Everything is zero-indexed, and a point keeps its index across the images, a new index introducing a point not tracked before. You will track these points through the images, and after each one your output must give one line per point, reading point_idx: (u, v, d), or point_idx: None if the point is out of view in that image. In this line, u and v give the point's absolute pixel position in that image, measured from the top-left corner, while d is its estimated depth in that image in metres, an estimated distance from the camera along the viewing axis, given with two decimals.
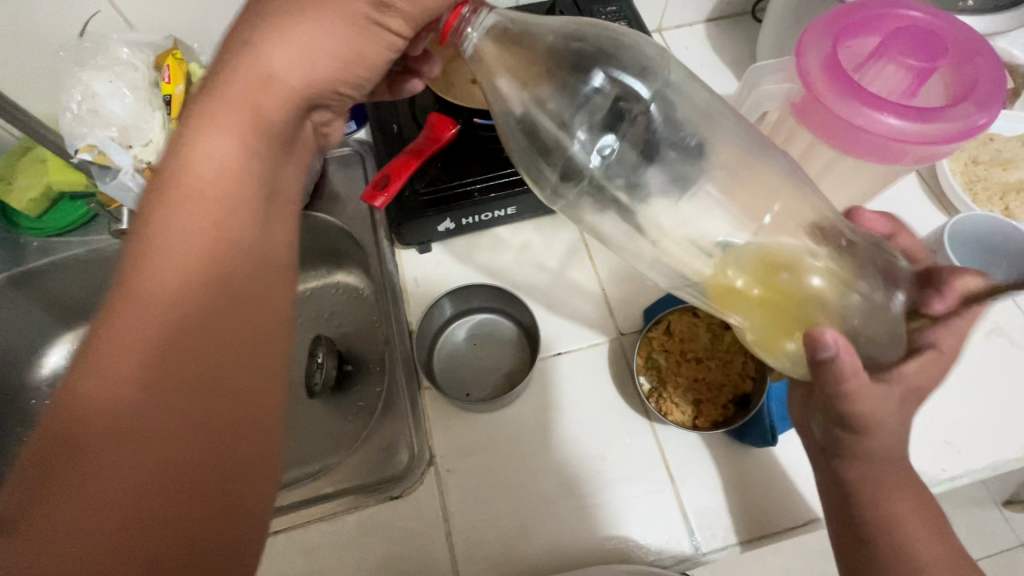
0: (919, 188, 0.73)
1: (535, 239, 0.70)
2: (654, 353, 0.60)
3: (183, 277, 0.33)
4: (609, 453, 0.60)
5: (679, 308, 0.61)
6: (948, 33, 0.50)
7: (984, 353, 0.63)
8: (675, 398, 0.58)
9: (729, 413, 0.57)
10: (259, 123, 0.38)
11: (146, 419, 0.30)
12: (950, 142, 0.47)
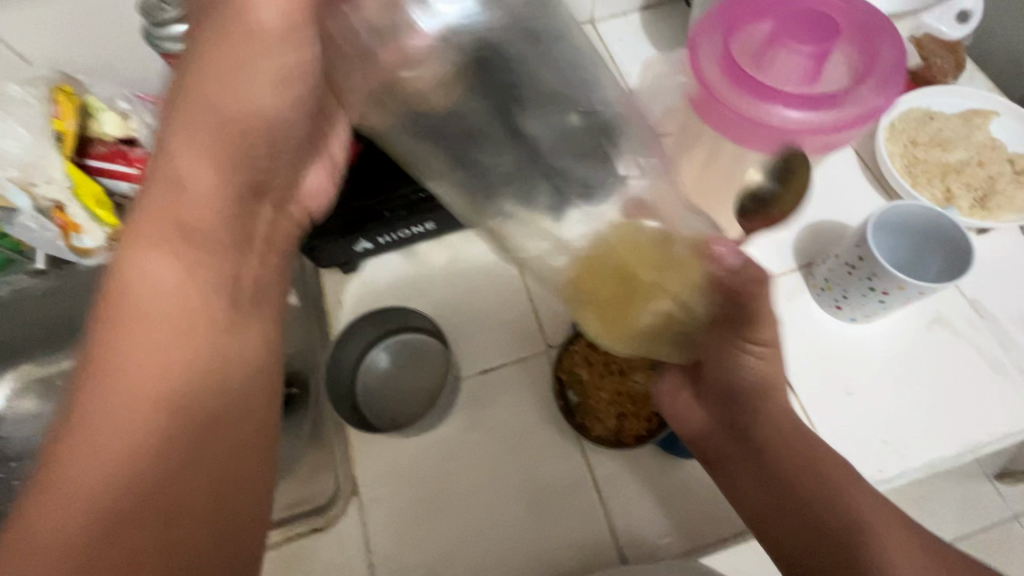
0: (860, 174, 0.70)
1: (461, 251, 0.68)
2: (577, 367, 0.58)
3: (165, 373, 0.34)
4: (536, 472, 0.58)
5: None
6: (845, 12, 0.48)
7: (926, 345, 0.61)
8: (597, 413, 0.56)
9: (652, 426, 0.55)
10: (224, 164, 0.39)
11: (150, 468, 0.33)
12: (856, 125, 0.46)
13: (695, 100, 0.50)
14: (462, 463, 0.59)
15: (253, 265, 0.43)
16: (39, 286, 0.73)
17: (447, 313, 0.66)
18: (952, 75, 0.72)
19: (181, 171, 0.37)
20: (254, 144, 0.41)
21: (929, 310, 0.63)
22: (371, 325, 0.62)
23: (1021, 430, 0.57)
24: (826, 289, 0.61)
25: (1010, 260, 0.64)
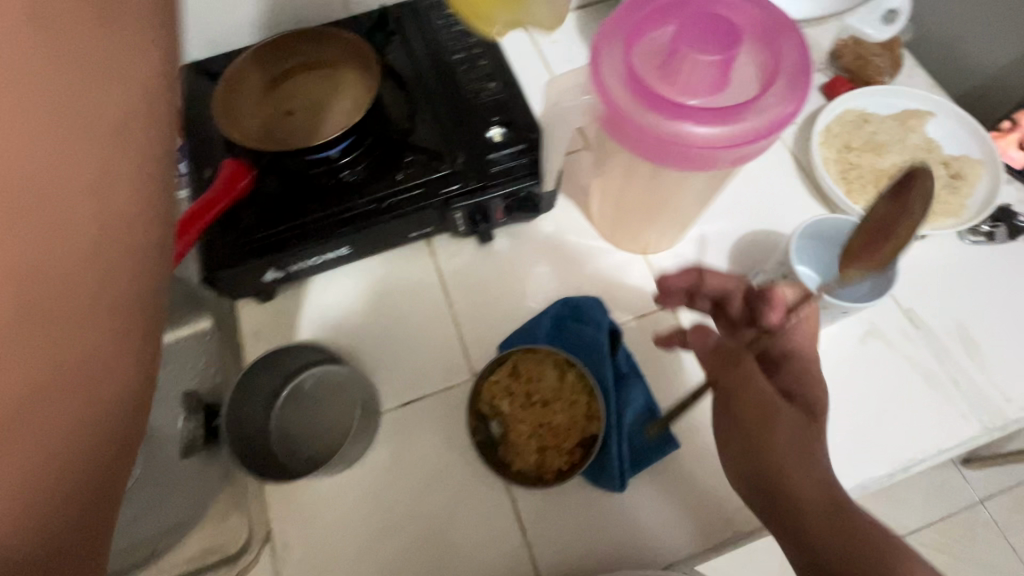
0: (797, 181, 0.68)
1: (384, 275, 0.65)
2: (498, 399, 0.55)
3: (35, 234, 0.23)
4: (460, 509, 0.56)
5: (523, 346, 0.56)
6: (745, 14, 0.45)
7: (861, 359, 0.59)
8: (519, 448, 0.53)
9: (575, 460, 0.53)
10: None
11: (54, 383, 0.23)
12: (770, 136, 0.42)
13: (606, 119, 0.46)
14: (383, 502, 0.56)
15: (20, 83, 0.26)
16: None
17: (369, 342, 0.63)
18: (888, 74, 0.70)
19: None
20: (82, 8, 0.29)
21: (863, 322, 0.61)
22: (270, 367, 0.57)
23: (953, 445, 0.56)
24: None
25: (944, 266, 0.63)
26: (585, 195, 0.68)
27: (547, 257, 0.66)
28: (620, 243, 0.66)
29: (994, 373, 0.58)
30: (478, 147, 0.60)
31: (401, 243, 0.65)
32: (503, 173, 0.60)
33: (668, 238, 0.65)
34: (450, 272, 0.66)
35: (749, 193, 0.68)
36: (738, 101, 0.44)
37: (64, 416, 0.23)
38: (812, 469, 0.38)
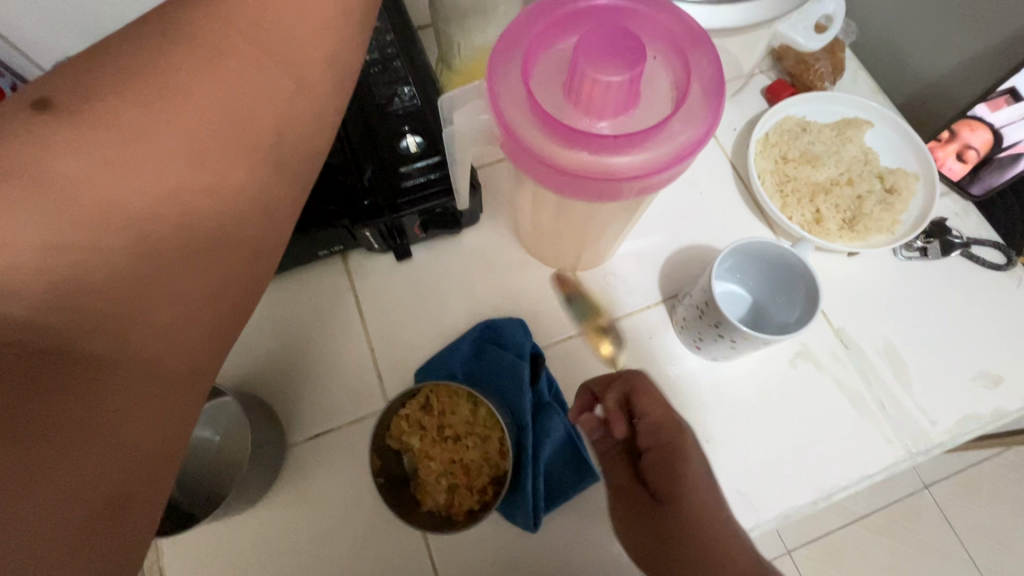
0: (731, 192, 0.65)
1: (293, 296, 0.61)
2: (404, 436, 0.51)
3: (195, 205, 0.30)
4: (369, 546, 0.53)
5: (434, 380, 0.52)
6: (657, 27, 0.42)
7: (790, 382, 0.58)
8: (427, 488, 0.50)
9: (485, 499, 0.50)
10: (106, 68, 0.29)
11: (189, 330, 0.30)
12: (675, 163, 0.39)
13: (504, 142, 0.42)
14: (289, 544, 0.53)
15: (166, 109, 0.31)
16: None
17: (276, 369, 0.58)
18: (829, 80, 0.67)
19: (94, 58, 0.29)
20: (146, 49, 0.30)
21: (794, 343, 0.59)
22: None
23: (876, 471, 0.55)
24: (684, 328, 0.57)
25: (879, 284, 0.61)
26: (511, 210, 0.64)
27: (469, 275, 0.62)
28: (548, 259, 0.63)
29: (920, 396, 0.57)
30: (388, 161, 0.55)
31: (309, 261, 0.60)
32: (415, 189, 0.55)
33: (597, 256, 0.62)
34: (366, 293, 0.62)
35: (682, 206, 0.65)
36: (644, 124, 0.40)
37: (184, 358, 0.30)
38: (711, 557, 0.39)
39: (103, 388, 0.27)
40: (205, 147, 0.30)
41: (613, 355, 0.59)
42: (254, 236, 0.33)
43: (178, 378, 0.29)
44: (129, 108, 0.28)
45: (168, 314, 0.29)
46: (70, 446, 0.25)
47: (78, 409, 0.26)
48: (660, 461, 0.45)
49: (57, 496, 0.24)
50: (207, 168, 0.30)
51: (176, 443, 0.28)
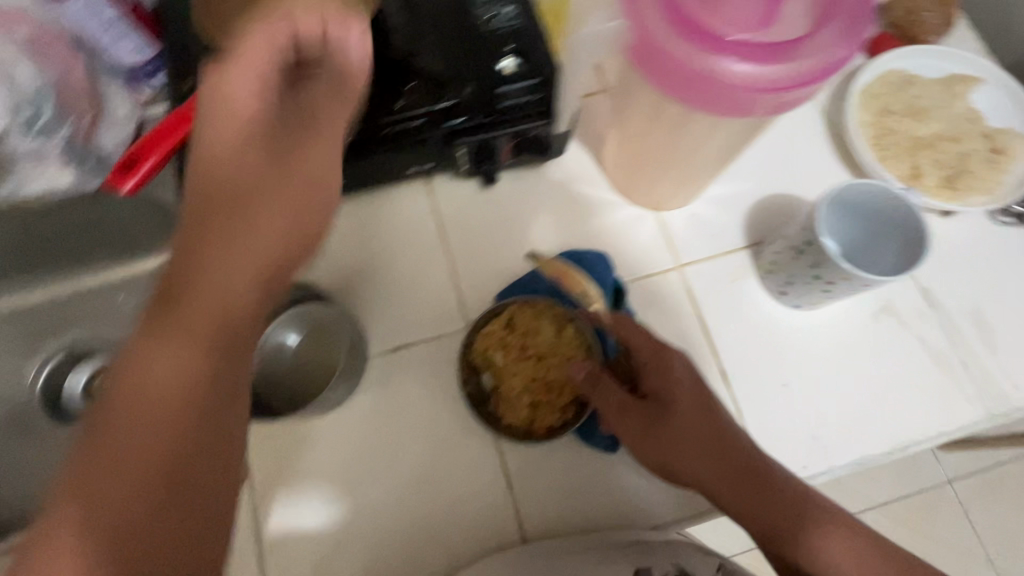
0: (824, 142, 0.64)
1: (376, 212, 0.61)
2: (488, 351, 0.52)
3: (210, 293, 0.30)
4: (445, 456, 0.54)
5: (521, 299, 0.53)
6: None
7: (869, 335, 0.57)
8: (509, 403, 0.51)
9: (569, 417, 0.51)
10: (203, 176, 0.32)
11: (196, 420, 0.28)
12: (815, 81, 0.38)
13: (634, 50, 0.41)
14: (368, 450, 0.55)
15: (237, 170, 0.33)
16: None
17: (358, 281, 0.59)
18: (938, 33, 0.65)
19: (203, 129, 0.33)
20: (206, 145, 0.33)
21: (877, 298, 0.58)
22: None
23: (952, 429, 0.55)
24: (771, 272, 0.56)
25: (971, 246, 0.60)
26: (598, 145, 0.63)
27: (551, 205, 0.62)
28: (633, 196, 0.62)
29: (1005, 359, 0.56)
30: (487, 79, 0.55)
31: (394, 178, 0.60)
32: (513, 110, 0.55)
33: (682, 195, 0.61)
34: (449, 215, 0.62)
35: (771, 154, 0.63)
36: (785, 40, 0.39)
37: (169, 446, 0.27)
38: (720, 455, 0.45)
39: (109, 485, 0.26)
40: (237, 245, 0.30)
41: (692, 295, 0.59)
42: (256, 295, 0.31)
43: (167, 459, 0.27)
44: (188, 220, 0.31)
45: (176, 397, 0.28)
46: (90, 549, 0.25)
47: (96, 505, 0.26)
48: (652, 381, 0.48)
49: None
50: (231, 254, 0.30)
51: (190, 531, 0.27)
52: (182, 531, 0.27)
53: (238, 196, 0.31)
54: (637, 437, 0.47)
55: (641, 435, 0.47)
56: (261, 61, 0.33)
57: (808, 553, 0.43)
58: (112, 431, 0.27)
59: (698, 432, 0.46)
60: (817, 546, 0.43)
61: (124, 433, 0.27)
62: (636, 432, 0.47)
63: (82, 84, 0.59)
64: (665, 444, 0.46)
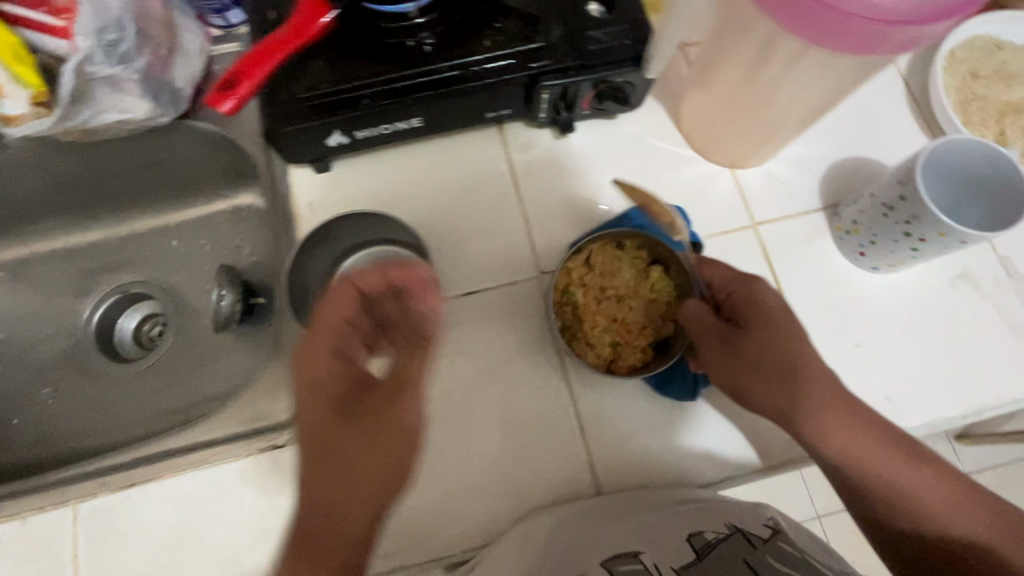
0: (906, 107, 0.63)
1: (450, 158, 0.61)
2: (568, 287, 0.52)
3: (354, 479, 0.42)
4: (519, 401, 0.55)
5: (601, 237, 0.53)
6: None
7: (945, 301, 0.57)
8: (590, 340, 0.51)
9: (649, 359, 0.51)
10: (314, 385, 0.45)
11: (354, 506, 0.42)
12: (936, 22, 0.38)
13: None
14: (439, 391, 0.55)
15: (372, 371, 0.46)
16: None
17: (432, 226, 0.59)
18: None
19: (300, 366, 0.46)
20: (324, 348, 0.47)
21: (955, 264, 0.58)
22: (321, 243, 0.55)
23: None
24: (850, 232, 0.56)
25: None
26: (675, 101, 0.63)
27: (627, 158, 0.61)
28: (709, 153, 0.61)
29: None
30: (575, 20, 0.54)
31: (471, 123, 0.60)
32: (600, 54, 0.54)
33: (761, 154, 0.60)
34: (522, 165, 0.61)
35: (853, 117, 0.62)
36: None
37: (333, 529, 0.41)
38: (812, 384, 0.45)
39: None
40: (366, 480, 0.43)
41: (767, 252, 0.59)
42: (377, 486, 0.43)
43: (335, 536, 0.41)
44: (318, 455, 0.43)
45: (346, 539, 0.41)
46: None
47: None
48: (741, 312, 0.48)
49: None
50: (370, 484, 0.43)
51: None
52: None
53: (365, 443, 0.43)
54: (715, 360, 0.48)
55: (720, 359, 0.47)
56: (344, 293, 0.48)
57: (880, 482, 0.44)
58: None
59: (782, 356, 0.46)
60: (892, 477, 0.44)
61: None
62: (715, 355, 0.48)
63: (161, 13, 0.58)
64: (744, 366, 0.46)
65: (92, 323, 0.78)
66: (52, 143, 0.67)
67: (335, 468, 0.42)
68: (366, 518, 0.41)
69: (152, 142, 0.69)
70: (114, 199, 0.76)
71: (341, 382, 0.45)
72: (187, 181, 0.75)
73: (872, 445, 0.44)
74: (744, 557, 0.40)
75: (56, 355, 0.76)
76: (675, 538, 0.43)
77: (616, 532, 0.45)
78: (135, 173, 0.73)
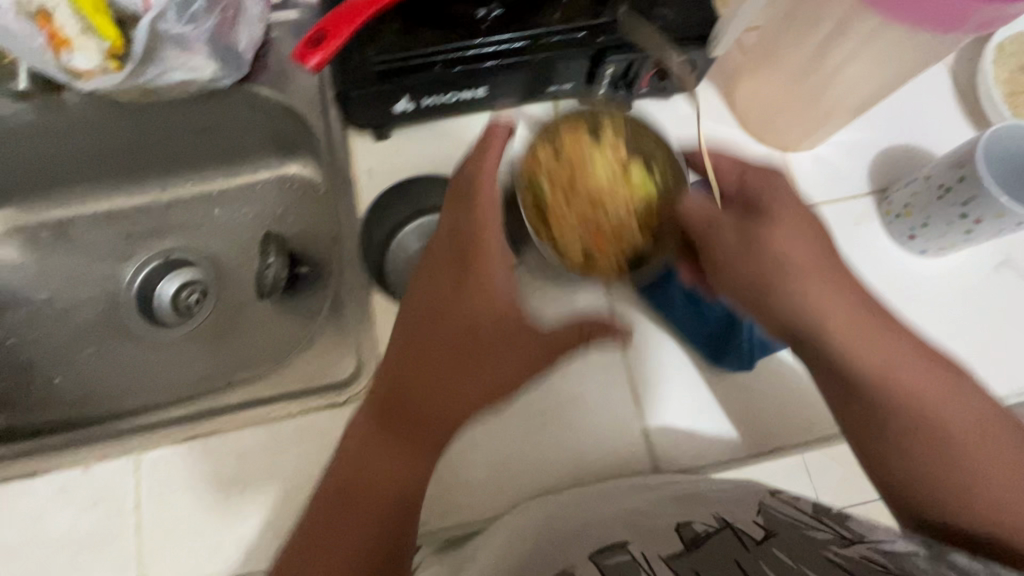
0: (952, 97, 0.64)
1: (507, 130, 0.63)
2: (540, 181, 0.53)
3: (429, 352, 0.49)
4: (582, 369, 0.61)
5: (574, 128, 0.54)
6: None
7: (989, 286, 0.58)
8: (561, 237, 0.52)
9: (624, 263, 0.53)
10: (438, 259, 0.50)
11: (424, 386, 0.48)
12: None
13: None
14: None
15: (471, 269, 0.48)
16: (27, 115, 0.64)
17: None
18: None
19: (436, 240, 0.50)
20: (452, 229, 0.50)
21: (999, 251, 0.59)
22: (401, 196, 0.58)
23: None
24: (901, 215, 0.57)
25: None
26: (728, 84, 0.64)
27: (680, 137, 0.63)
28: (761, 135, 0.62)
29: None
30: None
31: (532, 95, 0.61)
32: (667, 30, 0.55)
33: (812, 138, 0.61)
34: None
35: (902, 105, 0.64)
36: None
37: (415, 396, 0.48)
38: (832, 297, 0.47)
39: (368, 446, 0.48)
40: (448, 360, 0.48)
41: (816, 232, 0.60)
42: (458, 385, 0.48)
43: (399, 402, 0.48)
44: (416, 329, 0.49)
45: (417, 413, 0.48)
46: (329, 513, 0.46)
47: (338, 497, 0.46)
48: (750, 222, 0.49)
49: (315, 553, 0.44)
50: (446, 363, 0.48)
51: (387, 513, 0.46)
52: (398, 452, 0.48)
53: (451, 326, 0.48)
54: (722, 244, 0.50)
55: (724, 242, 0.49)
56: (494, 243, 0.49)
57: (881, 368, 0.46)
58: (330, 539, 0.44)
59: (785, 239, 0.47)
60: (899, 383, 0.45)
61: (373, 435, 0.48)
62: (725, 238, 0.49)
63: None
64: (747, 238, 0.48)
65: (133, 286, 0.78)
66: (104, 99, 0.65)
67: (426, 338, 0.49)
68: (439, 397, 0.48)
69: (206, 107, 0.67)
70: (160, 164, 0.76)
71: (475, 321, 0.48)
72: (235, 149, 0.75)
73: (884, 363, 0.45)
74: (733, 557, 0.36)
75: (96, 316, 0.76)
76: (663, 531, 0.42)
77: (605, 521, 0.45)
78: (183, 138, 0.72)
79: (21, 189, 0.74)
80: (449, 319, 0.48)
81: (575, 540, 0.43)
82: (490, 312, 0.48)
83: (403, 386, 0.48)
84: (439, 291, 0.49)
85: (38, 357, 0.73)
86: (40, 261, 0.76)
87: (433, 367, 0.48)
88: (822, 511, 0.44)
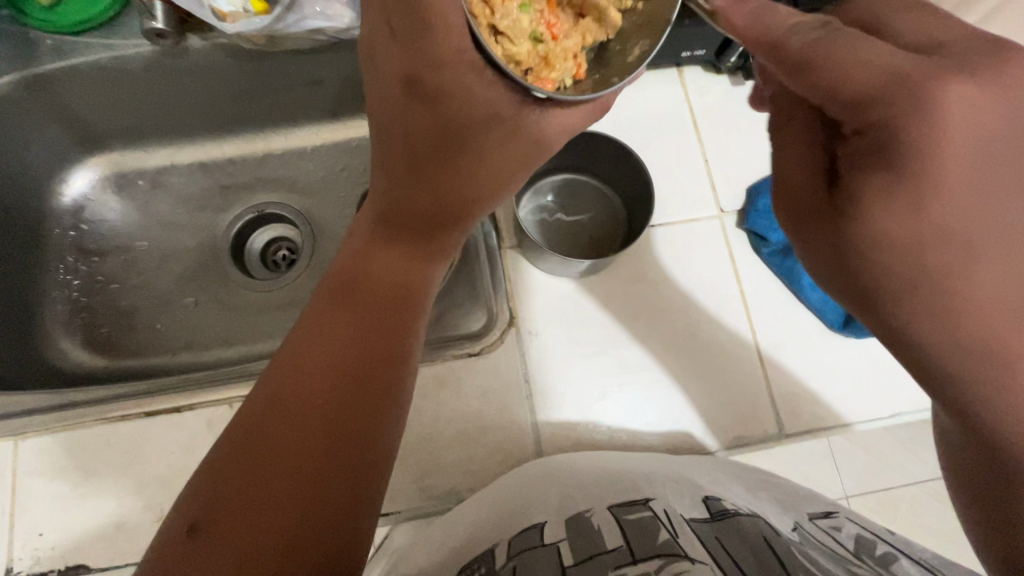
0: None
1: (631, 96, 0.67)
2: None
3: (401, 209, 0.46)
4: (700, 330, 0.61)
5: None
6: None
7: None
8: (512, 32, 0.42)
9: (581, 67, 0.45)
10: (390, 111, 0.43)
11: (396, 247, 0.46)
12: None
13: None
14: (628, 315, 0.61)
15: (440, 110, 0.42)
16: (150, 59, 0.64)
17: (622, 172, 0.63)
18: None
19: (384, 77, 0.43)
20: (392, 66, 0.42)
21: None
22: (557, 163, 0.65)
23: None
24: None
25: None
26: None
27: None
28: None
29: None
30: None
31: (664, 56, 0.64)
32: None
33: None
34: (704, 113, 0.68)
35: None
36: None
37: (390, 262, 0.45)
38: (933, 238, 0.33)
39: (329, 315, 0.42)
40: (428, 210, 0.46)
41: None
42: (438, 223, 0.46)
43: (370, 267, 0.45)
44: (388, 185, 0.46)
45: (396, 280, 0.45)
46: (276, 405, 0.38)
47: (291, 377, 0.39)
48: (833, 61, 0.33)
49: (271, 449, 0.36)
50: (429, 216, 0.46)
51: (358, 378, 0.39)
52: (370, 321, 0.42)
53: (428, 175, 0.45)
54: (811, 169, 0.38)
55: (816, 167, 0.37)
56: (456, 55, 0.40)
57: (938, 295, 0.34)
58: (294, 404, 0.37)
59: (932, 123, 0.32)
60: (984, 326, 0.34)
61: (333, 304, 0.42)
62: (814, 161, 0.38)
63: None
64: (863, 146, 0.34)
65: (230, 234, 0.78)
66: (229, 48, 0.65)
67: (402, 195, 0.45)
68: (412, 256, 0.46)
69: (324, 59, 0.68)
70: (261, 115, 0.76)
71: (464, 118, 0.42)
72: (339, 104, 0.76)
73: (944, 319, 0.34)
74: (765, 533, 0.38)
75: (193, 266, 0.76)
76: (693, 500, 0.44)
77: (653, 483, 0.47)
78: (290, 90, 0.72)
79: (126, 135, 0.74)
80: (428, 171, 0.45)
81: (715, 486, 0.48)
82: (485, 103, 0.42)
83: (373, 251, 0.46)
84: (404, 142, 0.44)
85: (139, 304, 0.73)
86: (139, 210, 0.77)
87: (412, 220, 0.46)
88: (863, 550, 0.39)
